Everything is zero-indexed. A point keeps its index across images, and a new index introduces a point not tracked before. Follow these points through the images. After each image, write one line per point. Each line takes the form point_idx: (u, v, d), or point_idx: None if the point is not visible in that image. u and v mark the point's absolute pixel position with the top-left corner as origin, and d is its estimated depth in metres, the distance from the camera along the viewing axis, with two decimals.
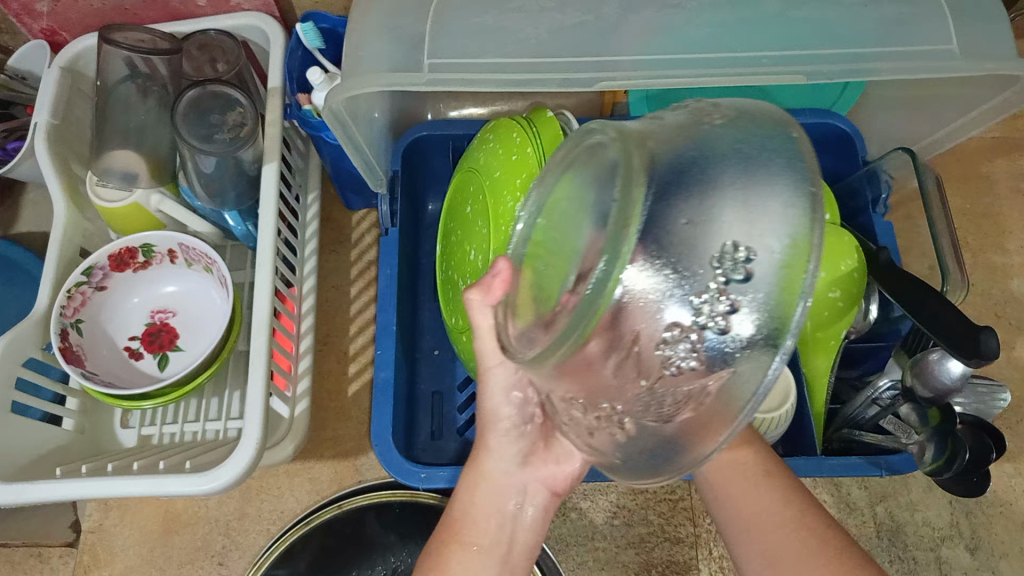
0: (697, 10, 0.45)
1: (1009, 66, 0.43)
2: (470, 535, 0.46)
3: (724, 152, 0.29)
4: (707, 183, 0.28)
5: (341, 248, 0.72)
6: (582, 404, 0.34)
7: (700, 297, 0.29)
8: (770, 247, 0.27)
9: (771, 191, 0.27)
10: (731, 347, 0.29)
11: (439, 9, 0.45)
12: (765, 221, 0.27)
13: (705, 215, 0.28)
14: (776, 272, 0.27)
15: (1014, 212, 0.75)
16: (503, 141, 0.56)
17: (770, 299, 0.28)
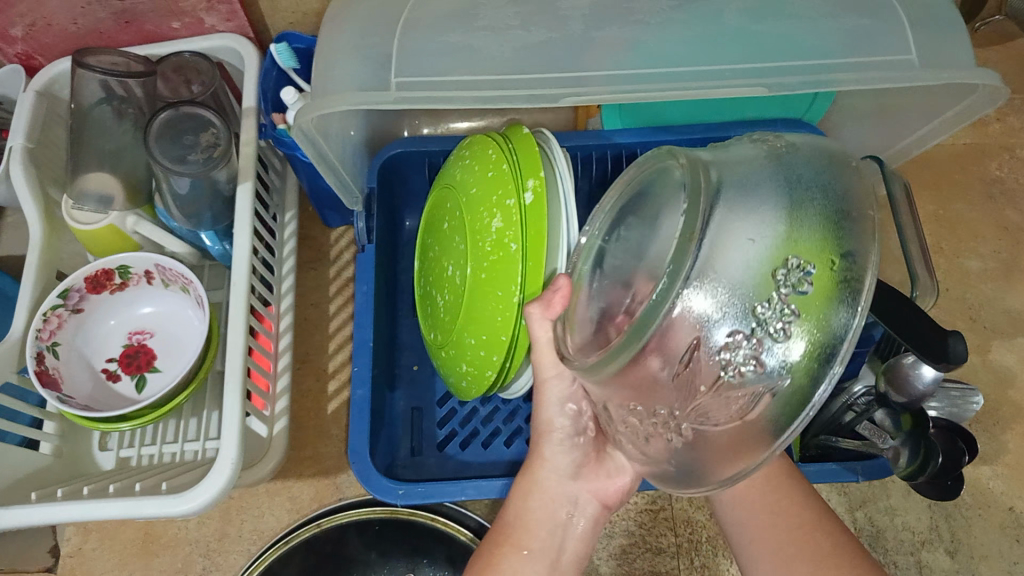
0: (659, 27, 0.46)
1: (965, 75, 0.44)
2: (521, 539, 0.48)
3: (790, 180, 0.33)
4: (773, 202, 0.32)
5: (319, 265, 0.72)
6: (640, 412, 0.37)
7: (764, 309, 0.32)
8: (831, 265, 0.32)
9: (831, 217, 0.32)
10: (789, 355, 0.32)
11: (406, 29, 0.46)
12: (826, 242, 0.32)
13: (773, 233, 0.32)
14: (835, 287, 0.32)
15: (986, 217, 0.75)
16: (479, 158, 0.55)
17: (824, 309, 0.32)
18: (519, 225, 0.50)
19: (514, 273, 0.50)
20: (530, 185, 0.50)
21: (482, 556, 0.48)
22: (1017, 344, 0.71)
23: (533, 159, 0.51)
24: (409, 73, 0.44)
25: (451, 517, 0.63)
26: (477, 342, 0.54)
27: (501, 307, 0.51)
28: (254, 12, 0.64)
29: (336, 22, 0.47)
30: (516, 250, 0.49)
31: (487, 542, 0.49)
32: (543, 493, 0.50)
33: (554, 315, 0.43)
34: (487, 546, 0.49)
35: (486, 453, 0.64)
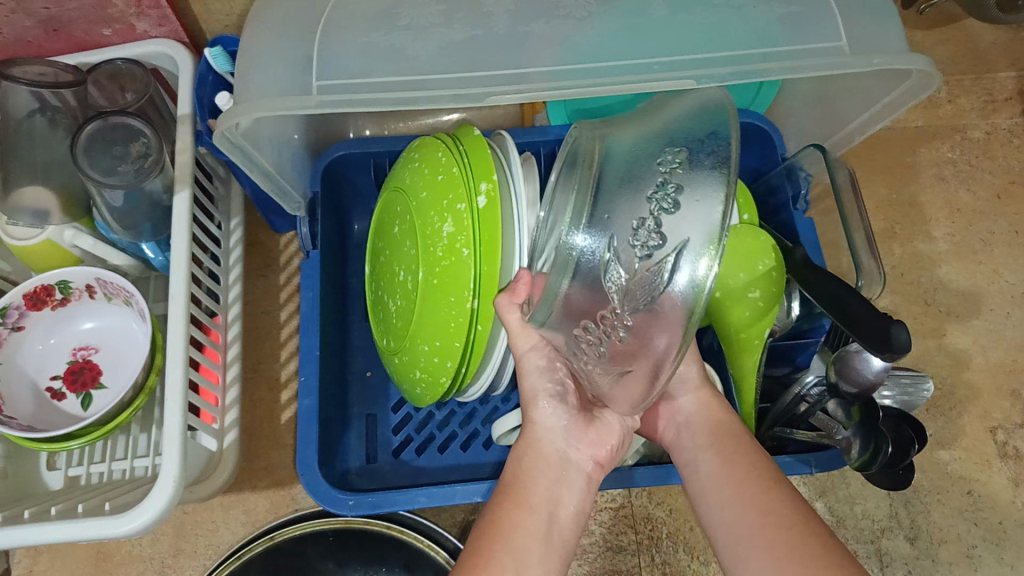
0: (584, 20, 0.45)
1: (896, 60, 0.43)
2: (518, 496, 0.46)
3: (664, 113, 0.38)
4: (647, 132, 0.38)
5: (269, 272, 0.71)
6: (593, 329, 0.39)
7: (653, 194, 0.35)
8: (696, 142, 0.35)
9: (695, 116, 0.36)
10: (678, 214, 0.34)
11: (326, 32, 0.45)
12: (690, 133, 0.36)
13: (647, 147, 0.37)
14: (704, 151, 0.34)
15: (938, 199, 0.76)
16: (428, 160, 0.52)
17: (698, 171, 0.34)
18: (472, 229, 0.48)
19: (466, 278, 0.48)
20: (483, 188, 0.48)
21: (482, 517, 0.45)
22: (972, 326, 0.71)
23: (486, 160, 0.48)
24: (331, 76, 0.44)
25: (410, 526, 0.63)
26: (430, 348, 0.51)
27: (454, 314, 0.49)
28: (188, 16, 0.63)
29: (257, 24, 0.46)
30: (469, 255, 0.47)
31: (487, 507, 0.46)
32: (535, 448, 0.48)
33: (522, 302, 0.46)
34: (488, 508, 0.46)
35: (442, 457, 0.63)
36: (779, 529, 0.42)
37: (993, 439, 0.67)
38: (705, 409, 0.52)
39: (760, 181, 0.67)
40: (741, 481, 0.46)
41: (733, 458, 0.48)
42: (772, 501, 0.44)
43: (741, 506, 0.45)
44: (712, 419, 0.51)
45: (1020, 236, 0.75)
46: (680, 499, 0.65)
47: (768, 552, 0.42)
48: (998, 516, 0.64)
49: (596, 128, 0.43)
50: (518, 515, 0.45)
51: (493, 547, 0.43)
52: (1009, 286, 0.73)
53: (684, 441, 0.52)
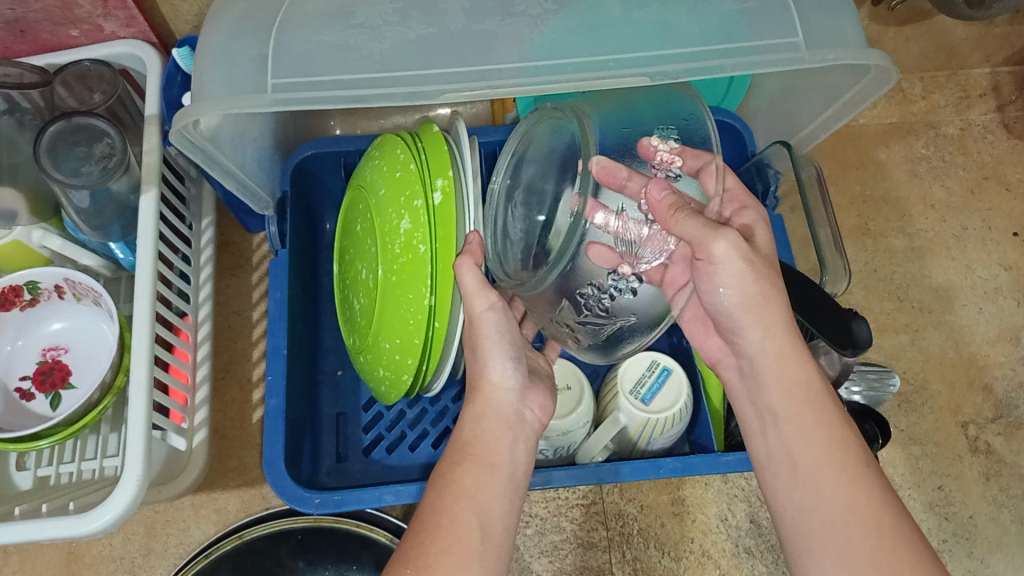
0: (539, 17, 0.46)
1: (849, 56, 0.44)
2: (483, 457, 0.46)
3: (638, 97, 0.51)
4: (631, 113, 0.50)
5: (241, 272, 0.71)
6: (602, 284, 0.49)
7: (658, 166, 0.48)
8: (682, 123, 0.49)
9: (672, 105, 0.50)
10: (679, 179, 0.48)
11: (282, 30, 0.46)
12: (672, 117, 0.49)
13: (635, 127, 0.49)
14: (691, 130, 0.48)
15: (912, 195, 0.76)
16: (387, 158, 0.52)
17: (691, 143, 0.48)
18: (428, 226, 0.48)
19: (424, 275, 0.48)
20: (438, 185, 0.48)
21: (443, 472, 0.45)
22: (944, 322, 0.71)
23: (442, 158, 0.49)
24: (286, 74, 0.44)
25: (376, 523, 0.63)
26: (392, 346, 0.51)
27: (412, 310, 0.49)
28: (155, 16, 0.62)
29: (215, 22, 0.47)
30: (426, 252, 0.48)
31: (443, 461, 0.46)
32: (494, 411, 0.49)
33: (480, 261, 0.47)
34: (444, 464, 0.46)
35: (414, 455, 0.63)
36: (861, 531, 0.39)
37: (965, 434, 0.67)
38: (789, 372, 0.45)
39: None
40: (824, 463, 0.42)
41: (819, 436, 0.43)
42: (856, 497, 0.40)
43: (821, 493, 0.41)
44: (795, 386, 0.44)
45: (992, 231, 0.75)
46: (651, 495, 0.65)
47: (844, 552, 0.39)
48: (968, 511, 0.64)
49: (567, 106, 0.51)
50: (480, 471, 0.45)
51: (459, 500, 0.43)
52: (982, 281, 0.73)
53: (766, 404, 0.46)
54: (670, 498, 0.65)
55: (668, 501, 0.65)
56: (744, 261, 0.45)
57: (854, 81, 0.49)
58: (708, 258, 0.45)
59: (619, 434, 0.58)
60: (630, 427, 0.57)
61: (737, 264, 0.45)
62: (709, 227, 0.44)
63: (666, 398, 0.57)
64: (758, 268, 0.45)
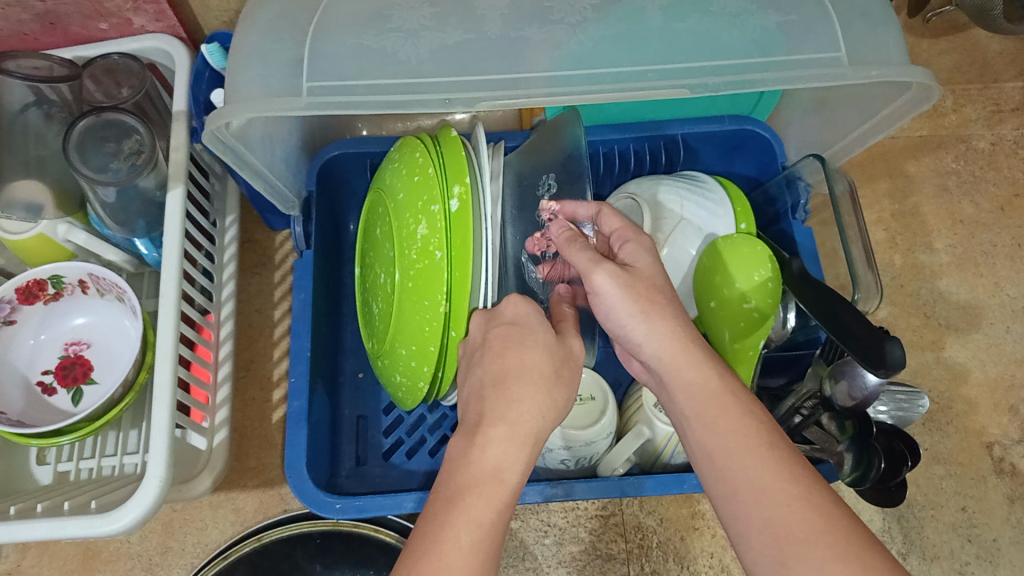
0: (578, 26, 0.45)
1: (892, 73, 0.43)
2: (480, 515, 0.40)
3: (547, 146, 0.54)
4: (544, 163, 0.54)
5: (263, 270, 0.71)
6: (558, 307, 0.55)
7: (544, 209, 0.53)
8: (565, 165, 0.52)
9: (562, 145, 0.52)
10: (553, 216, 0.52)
11: (317, 33, 0.45)
12: (561, 160, 0.52)
13: (540, 176, 0.54)
14: (567, 170, 0.51)
15: (941, 210, 0.75)
16: (408, 162, 0.53)
17: (567, 184, 0.51)
18: (446, 233, 0.48)
19: (439, 281, 0.48)
20: (456, 192, 0.48)
21: (436, 524, 0.40)
22: (971, 340, 0.70)
23: (459, 164, 0.49)
24: (322, 78, 0.44)
25: (394, 528, 0.63)
26: (408, 352, 0.51)
27: (429, 318, 0.49)
28: (186, 13, 0.62)
29: (251, 21, 0.46)
30: (442, 258, 0.48)
31: (442, 505, 0.41)
32: (528, 458, 0.43)
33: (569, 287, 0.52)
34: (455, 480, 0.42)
35: (434, 460, 0.62)
36: (774, 507, 0.38)
37: (990, 455, 0.66)
38: (695, 365, 0.44)
39: (759, 191, 0.66)
40: (731, 452, 0.40)
41: (720, 427, 0.41)
42: (767, 477, 0.39)
43: (733, 481, 0.39)
44: (710, 380, 0.43)
45: (1022, 249, 0.74)
46: (671, 508, 0.64)
47: (765, 530, 0.37)
48: (992, 533, 0.64)
49: (517, 162, 0.58)
50: (478, 533, 0.40)
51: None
52: (1010, 300, 0.72)
53: (678, 410, 0.44)
54: (690, 511, 0.64)
55: (688, 514, 0.64)
56: (631, 278, 0.45)
57: (894, 97, 0.49)
58: (593, 290, 0.45)
59: (642, 447, 0.58)
60: (654, 439, 0.56)
61: (620, 290, 0.44)
62: (592, 258, 0.45)
63: None
64: (640, 290, 0.45)
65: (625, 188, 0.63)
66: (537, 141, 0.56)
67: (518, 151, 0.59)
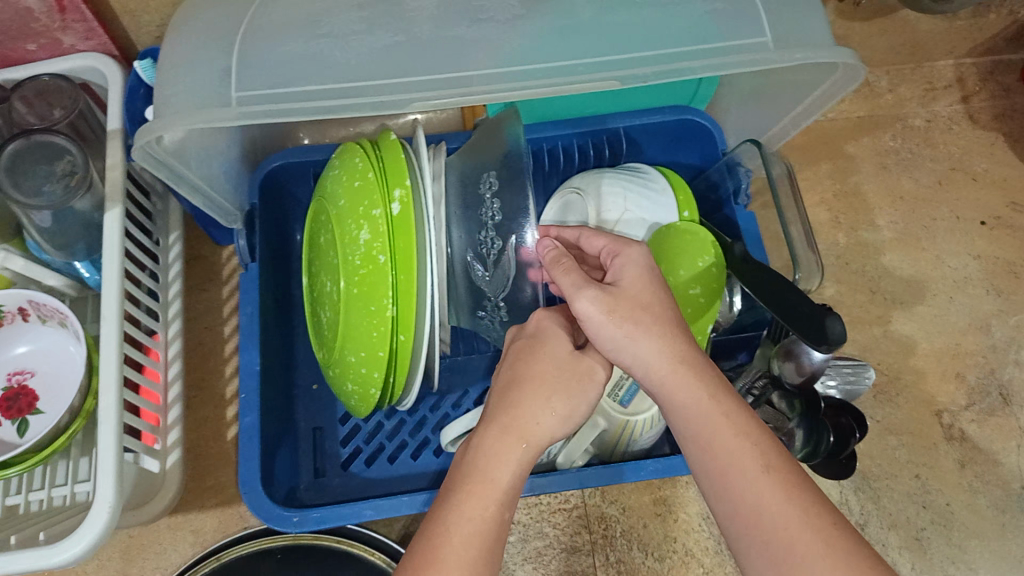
0: (507, 23, 0.45)
1: (816, 55, 0.44)
2: (472, 509, 0.40)
3: (489, 143, 0.54)
4: (484, 161, 0.55)
5: (211, 286, 0.70)
6: (505, 306, 0.55)
7: (487, 208, 0.53)
8: (504, 162, 0.52)
9: (502, 143, 0.53)
10: (495, 214, 0.53)
11: (245, 43, 0.45)
12: (501, 158, 0.53)
13: (480, 174, 0.54)
14: (506, 167, 0.52)
15: (881, 188, 0.77)
16: (347, 167, 0.52)
17: (507, 181, 0.52)
18: (387, 237, 0.48)
19: (385, 286, 0.48)
20: (396, 195, 0.49)
21: (436, 523, 0.40)
22: (916, 313, 0.72)
23: (399, 167, 0.50)
24: (252, 86, 0.43)
25: (357, 538, 0.62)
26: (358, 359, 0.51)
27: (375, 323, 0.49)
28: (116, 30, 0.61)
29: (181, 33, 0.46)
30: (385, 262, 0.48)
31: (438, 503, 0.41)
32: (525, 455, 0.42)
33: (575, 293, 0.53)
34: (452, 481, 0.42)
35: (392, 467, 0.62)
36: (770, 527, 0.38)
37: (940, 423, 0.68)
38: (688, 382, 0.42)
39: (701, 178, 0.67)
40: (729, 472, 0.40)
41: (715, 449, 0.40)
42: (767, 496, 0.39)
43: (734, 500, 0.39)
44: (704, 395, 0.42)
45: (960, 221, 0.76)
46: (633, 497, 0.65)
47: (766, 550, 0.38)
48: (945, 498, 0.65)
49: (460, 160, 0.58)
50: (472, 529, 0.39)
51: (447, 572, 0.38)
52: (952, 271, 0.74)
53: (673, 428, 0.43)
54: (652, 498, 0.65)
55: (650, 501, 0.65)
56: (623, 298, 0.43)
57: (823, 79, 0.50)
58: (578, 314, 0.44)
59: (599, 438, 0.58)
60: (609, 430, 0.57)
61: (600, 315, 0.43)
62: (573, 284, 0.43)
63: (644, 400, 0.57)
64: (623, 312, 0.43)
65: (565, 184, 0.64)
66: (478, 139, 0.56)
67: (460, 149, 0.59)
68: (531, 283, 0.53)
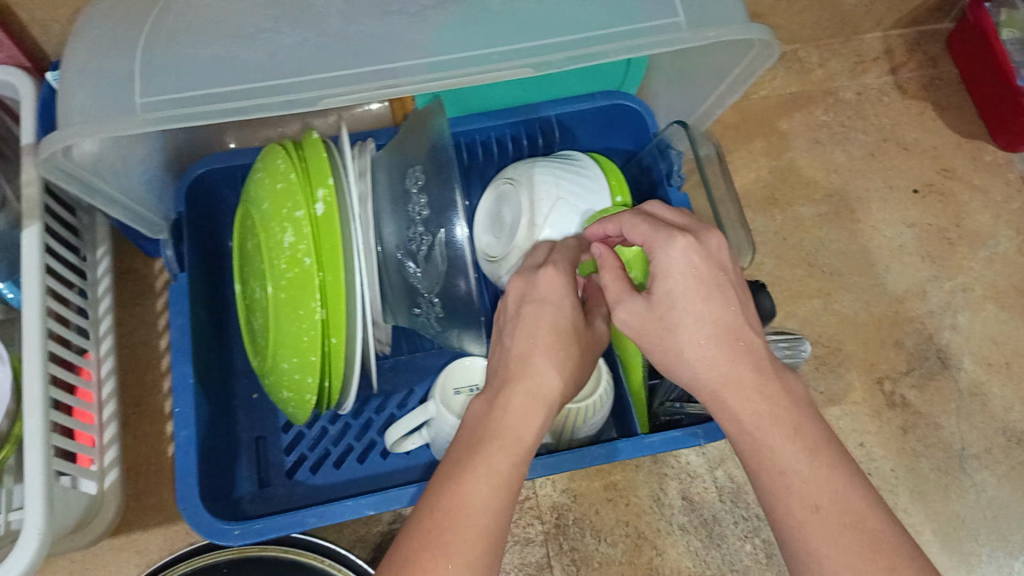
0: (416, 14, 0.45)
1: (730, 33, 0.44)
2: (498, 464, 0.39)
3: (414, 137, 0.54)
4: (409, 155, 0.54)
5: (145, 299, 0.68)
6: (437, 303, 0.55)
7: (415, 203, 0.53)
8: (429, 156, 0.52)
9: (426, 136, 0.52)
10: (422, 209, 0.52)
11: (147, 46, 0.43)
12: (426, 151, 0.52)
13: (406, 169, 0.54)
14: (431, 161, 0.52)
15: (815, 162, 0.77)
16: (269, 168, 0.51)
17: (433, 175, 0.52)
18: (312, 239, 0.47)
19: (312, 289, 0.47)
20: (320, 195, 0.48)
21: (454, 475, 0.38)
22: (853, 284, 0.73)
23: (321, 166, 0.49)
24: (155, 92, 0.42)
25: (304, 546, 0.59)
26: (291, 365, 0.50)
27: (306, 327, 0.48)
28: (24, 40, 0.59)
29: (80, 40, 0.44)
30: (311, 264, 0.47)
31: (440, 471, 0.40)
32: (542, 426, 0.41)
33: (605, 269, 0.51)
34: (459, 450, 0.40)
35: (339, 472, 0.62)
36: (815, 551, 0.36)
37: (881, 390, 0.69)
38: (743, 401, 0.39)
39: (633, 162, 0.68)
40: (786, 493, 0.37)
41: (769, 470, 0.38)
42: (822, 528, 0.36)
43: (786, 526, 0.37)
44: (763, 416, 0.39)
45: (893, 191, 0.77)
46: (584, 484, 0.65)
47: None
48: (889, 463, 0.67)
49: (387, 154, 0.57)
50: (496, 480, 0.38)
51: (465, 531, 0.36)
52: (887, 240, 0.75)
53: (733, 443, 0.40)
54: (603, 483, 0.65)
55: (601, 486, 0.65)
56: (658, 319, 0.41)
57: (741, 57, 0.50)
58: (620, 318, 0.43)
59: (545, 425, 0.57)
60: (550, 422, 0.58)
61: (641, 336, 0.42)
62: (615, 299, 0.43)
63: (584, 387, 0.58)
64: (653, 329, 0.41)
65: (501, 175, 0.63)
66: (404, 134, 0.56)
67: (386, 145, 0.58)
68: (464, 276, 0.51)
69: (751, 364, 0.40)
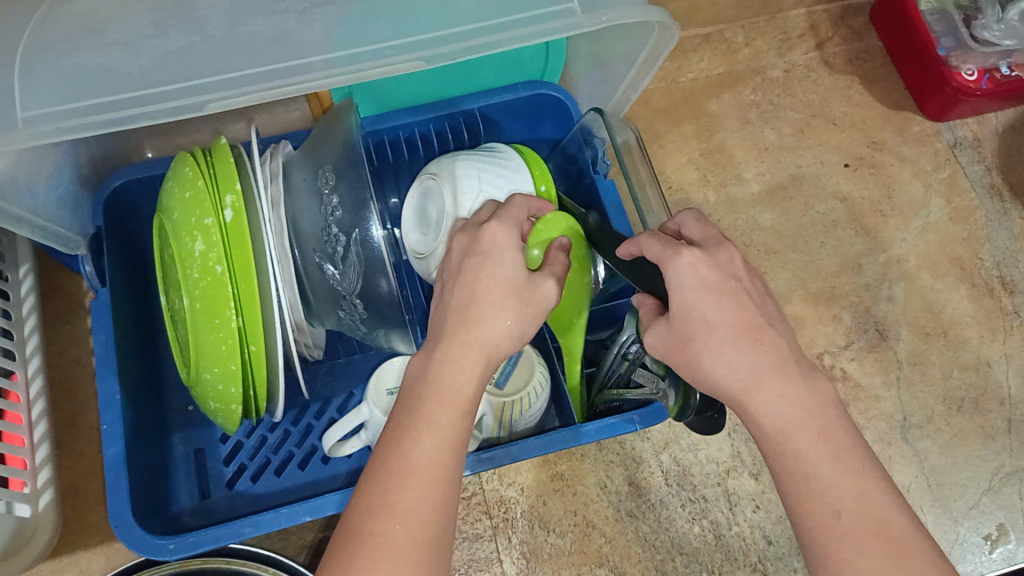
0: (306, 14, 0.44)
1: (623, 14, 0.44)
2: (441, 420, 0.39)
3: (325, 137, 0.53)
4: (322, 155, 0.53)
5: (75, 317, 0.67)
6: (359, 303, 0.54)
7: (328, 204, 0.52)
8: (339, 155, 0.51)
9: (337, 136, 0.52)
10: (335, 209, 0.52)
11: (28, 60, 0.42)
12: (336, 150, 0.52)
13: (318, 169, 0.53)
14: (342, 160, 0.51)
15: (745, 141, 0.78)
16: (176, 176, 0.50)
17: (344, 174, 0.51)
18: (223, 246, 0.47)
19: (227, 297, 0.47)
20: (228, 202, 0.47)
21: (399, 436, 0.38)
22: (790, 261, 0.73)
23: (228, 171, 0.48)
24: (39, 105, 0.41)
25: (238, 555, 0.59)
26: (212, 376, 0.49)
27: (222, 336, 0.47)
28: None
29: None
30: (223, 272, 0.46)
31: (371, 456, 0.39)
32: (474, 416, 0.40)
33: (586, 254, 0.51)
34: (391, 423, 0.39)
35: (279, 480, 0.61)
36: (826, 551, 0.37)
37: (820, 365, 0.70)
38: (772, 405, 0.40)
39: (559, 151, 0.67)
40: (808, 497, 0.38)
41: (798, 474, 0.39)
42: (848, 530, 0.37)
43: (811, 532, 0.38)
44: (792, 419, 0.39)
45: (825, 166, 0.78)
46: (529, 476, 0.65)
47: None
48: None
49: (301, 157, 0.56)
50: (442, 437, 0.38)
51: (403, 513, 0.36)
52: (820, 216, 0.75)
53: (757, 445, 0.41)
54: (549, 474, 0.65)
55: (547, 478, 0.65)
56: (675, 332, 0.42)
57: (646, 39, 0.49)
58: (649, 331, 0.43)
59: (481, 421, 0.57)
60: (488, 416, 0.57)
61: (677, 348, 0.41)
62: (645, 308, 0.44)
63: (518, 379, 0.58)
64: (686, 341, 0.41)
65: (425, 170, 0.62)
66: (316, 135, 0.55)
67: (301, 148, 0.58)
68: (384, 276, 0.52)
69: (778, 369, 0.40)
